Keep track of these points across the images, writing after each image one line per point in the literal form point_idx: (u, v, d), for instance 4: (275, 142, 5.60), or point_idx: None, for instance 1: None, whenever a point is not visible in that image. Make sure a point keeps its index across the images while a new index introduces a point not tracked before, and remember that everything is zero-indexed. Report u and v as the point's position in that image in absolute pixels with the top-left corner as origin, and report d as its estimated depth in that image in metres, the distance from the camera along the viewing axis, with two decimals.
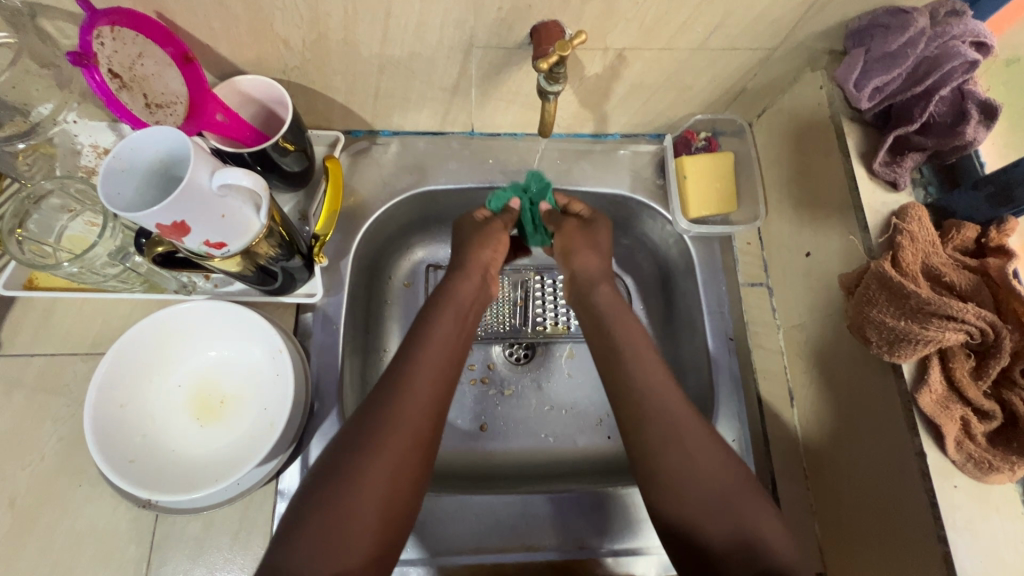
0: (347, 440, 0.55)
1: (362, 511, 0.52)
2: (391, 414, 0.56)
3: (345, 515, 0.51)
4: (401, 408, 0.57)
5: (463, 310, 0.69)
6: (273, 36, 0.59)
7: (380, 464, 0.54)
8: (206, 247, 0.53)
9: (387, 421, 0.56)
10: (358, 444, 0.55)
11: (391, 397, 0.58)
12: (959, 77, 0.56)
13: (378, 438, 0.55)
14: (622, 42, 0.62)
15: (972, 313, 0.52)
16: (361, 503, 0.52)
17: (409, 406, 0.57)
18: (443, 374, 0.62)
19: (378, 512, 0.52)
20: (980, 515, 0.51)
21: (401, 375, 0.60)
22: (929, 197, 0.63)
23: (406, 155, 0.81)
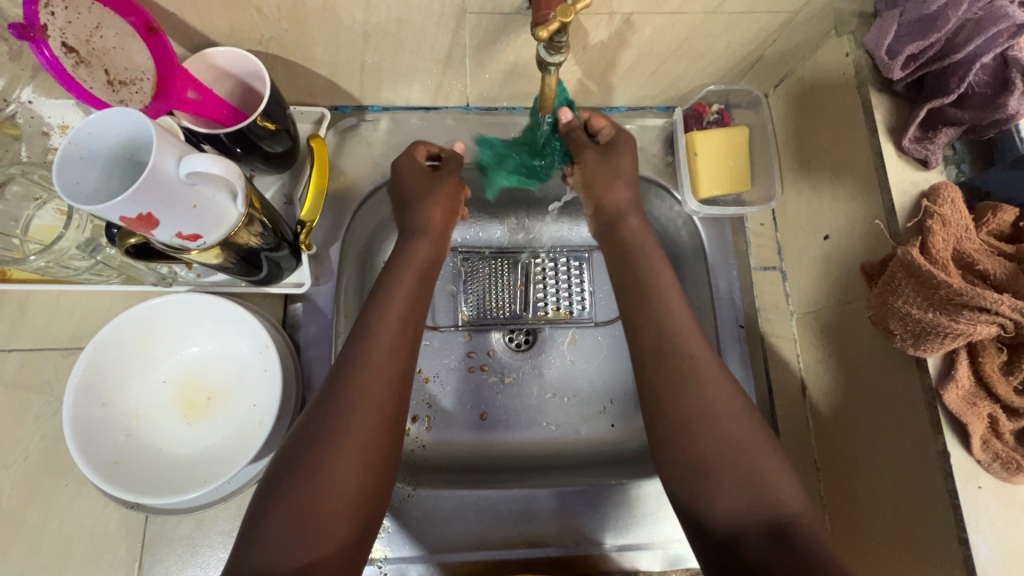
0: (311, 422, 0.51)
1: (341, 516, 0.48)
2: (359, 392, 0.52)
3: (318, 503, 0.47)
4: (368, 384, 0.53)
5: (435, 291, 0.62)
6: (244, 3, 0.54)
7: (350, 447, 0.50)
8: (179, 239, 0.49)
9: None
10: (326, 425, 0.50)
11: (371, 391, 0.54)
12: (1005, 42, 0.50)
13: (345, 418, 0.51)
14: (630, 6, 0.56)
15: (1007, 305, 0.47)
16: (332, 489, 0.48)
17: (377, 382, 0.53)
18: None
19: (355, 503, 0.49)
20: (1005, 516, 0.49)
21: None
22: (962, 175, 0.58)
23: (397, 132, 0.76)
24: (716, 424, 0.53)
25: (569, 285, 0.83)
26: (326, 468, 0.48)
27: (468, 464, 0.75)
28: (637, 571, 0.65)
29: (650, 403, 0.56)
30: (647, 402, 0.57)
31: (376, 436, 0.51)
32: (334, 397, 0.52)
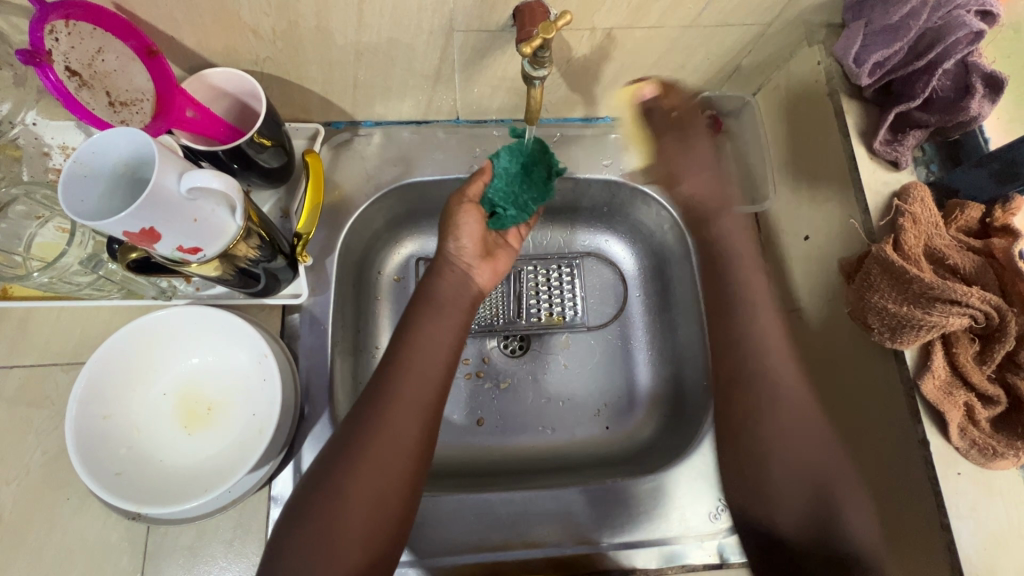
0: (337, 447, 0.55)
1: (349, 525, 0.50)
2: (382, 425, 0.55)
3: (338, 525, 0.50)
4: (390, 419, 0.56)
5: (439, 306, 0.66)
6: (240, 25, 0.56)
7: (370, 476, 0.53)
8: (179, 252, 0.51)
9: (372, 426, 0.55)
10: (350, 451, 0.54)
11: (378, 403, 0.56)
12: (964, 49, 0.53)
13: (367, 448, 0.54)
14: (610, 22, 0.59)
15: (977, 297, 0.50)
16: (346, 514, 0.51)
17: (402, 418, 0.56)
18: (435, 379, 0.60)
19: (365, 515, 0.51)
20: (984, 501, 0.50)
21: (389, 379, 0.59)
22: (931, 175, 0.60)
23: (389, 146, 0.78)
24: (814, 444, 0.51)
25: (561, 290, 0.85)
26: (348, 490, 0.52)
27: (467, 469, 0.76)
28: (635, 570, 0.65)
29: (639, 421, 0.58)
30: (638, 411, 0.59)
31: (383, 453, 0.54)
32: (361, 427, 0.55)
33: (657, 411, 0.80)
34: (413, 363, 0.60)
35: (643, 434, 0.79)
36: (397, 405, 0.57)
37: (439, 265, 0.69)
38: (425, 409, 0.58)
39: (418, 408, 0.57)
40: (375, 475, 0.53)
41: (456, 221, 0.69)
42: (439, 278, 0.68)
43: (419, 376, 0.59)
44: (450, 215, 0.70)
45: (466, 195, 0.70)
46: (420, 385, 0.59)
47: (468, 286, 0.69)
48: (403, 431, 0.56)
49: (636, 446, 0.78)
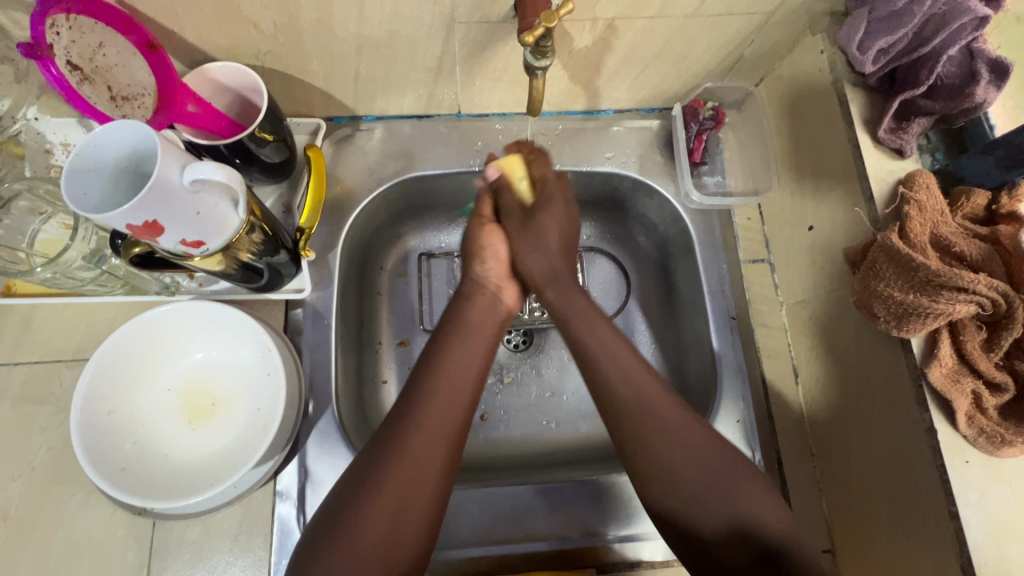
0: (359, 475, 0.55)
1: (371, 532, 0.51)
2: (406, 456, 0.55)
3: (359, 551, 0.50)
4: (415, 451, 0.55)
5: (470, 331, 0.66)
6: (241, 18, 0.56)
7: (391, 504, 0.53)
8: (182, 246, 0.51)
9: (406, 440, 0.56)
10: (372, 478, 0.54)
11: (409, 418, 0.58)
12: (969, 34, 0.53)
13: (399, 462, 0.55)
14: (612, 12, 0.59)
15: (984, 284, 0.50)
16: (368, 540, 0.51)
17: (425, 449, 0.56)
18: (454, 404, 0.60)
19: (389, 525, 0.52)
20: (993, 489, 0.50)
21: (420, 394, 0.59)
22: (936, 163, 0.60)
23: (391, 140, 0.78)
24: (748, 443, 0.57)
25: None
26: (376, 502, 0.53)
27: (471, 464, 0.75)
28: (640, 562, 0.65)
29: (650, 421, 0.58)
30: (620, 417, 0.59)
31: (416, 467, 0.55)
32: (385, 453, 0.55)
33: None
34: (442, 381, 0.61)
35: None
36: (429, 421, 0.58)
37: (467, 291, 0.71)
38: (455, 429, 0.59)
39: (448, 423, 0.58)
40: (405, 487, 0.54)
41: (482, 244, 0.72)
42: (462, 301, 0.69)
43: (450, 392, 0.60)
44: (473, 242, 0.73)
45: (484, 214, 0.73)
46: (445, 413, 0.59)
47: (497, 309, 0.70)
48: (432, 446, 0.56)
49: None
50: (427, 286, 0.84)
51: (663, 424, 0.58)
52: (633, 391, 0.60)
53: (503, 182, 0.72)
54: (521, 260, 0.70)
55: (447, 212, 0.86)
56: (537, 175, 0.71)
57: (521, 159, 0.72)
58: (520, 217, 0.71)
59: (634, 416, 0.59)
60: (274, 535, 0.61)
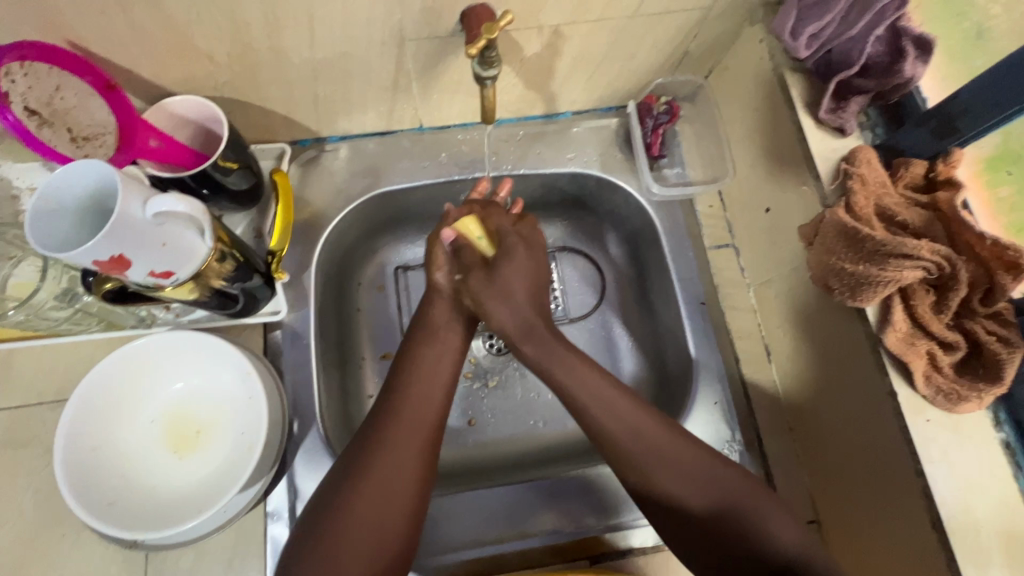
0: (336, 479, 0.56)
1: (343, 544, 0.52)
2: (378, 461, 0.55)
3: (335, 560, 0.51)
4: (388, 454, 0.56)
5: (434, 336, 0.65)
6: (195, 51, 0.58)
7: (364, 513, 0.53)
8: (152, 278, 0.52)
9: (373, 451, 0.56)
10: (344, 487, 0.54)
11: (375, 427, 0.58)
12: (893, 13, 0.55)
13: (367, 471, 0.55)
14: (556, 18, 0.62)
15: (927, 249, 0.52)
16: (345, 545, 0.52)
17: (398, 454, 0.56)
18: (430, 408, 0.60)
19: (364, 532, 0.53)
20: (954, 445, 0.52)
21: (385, 404, 0.60)
22: (877, 138, 0.62)
23: (357, 158, 0.79)
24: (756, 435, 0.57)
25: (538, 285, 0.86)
26: (347, 514, 0.53)
27: (462, 469, 0.76)
28: (631, 549, 0.66)
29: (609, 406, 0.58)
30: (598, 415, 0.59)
31: (385, 476, 0.55)
32: (352, 469, 0.55)
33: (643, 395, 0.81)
34: (411, 389, 0.61)
35: None
36: (395, 428, 0.58)
37: (429, 295, 0.68)
38: (429, 435, 0.59)
39: (416, 428, 0.58)
40: (377, 492, 0.54)
41: (442, 248, 0.66)
42: (432, 304, 0.67)
43: (416, 397, 0.60)
44: (434, 243, 0.67)
45: (438, 264, 0.66)
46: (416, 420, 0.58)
47: (463, 314, 0.67)
48: (402, 453, 0.56)
49: None
50: (406, 298, 0.86)
51: (636, 416, 0.58)
52: (609, 399, 0.58)
53: (461, 243, 0.65)
54: (488, 317, 0.62)
55: (419, 225, 0.88)
56: (492, 227, 0.65)
57: (475, 217, 0.66)
58: (483, 271, 0.62)
59: (605, 412, 0.59)
60: (268, 556, 0.62)
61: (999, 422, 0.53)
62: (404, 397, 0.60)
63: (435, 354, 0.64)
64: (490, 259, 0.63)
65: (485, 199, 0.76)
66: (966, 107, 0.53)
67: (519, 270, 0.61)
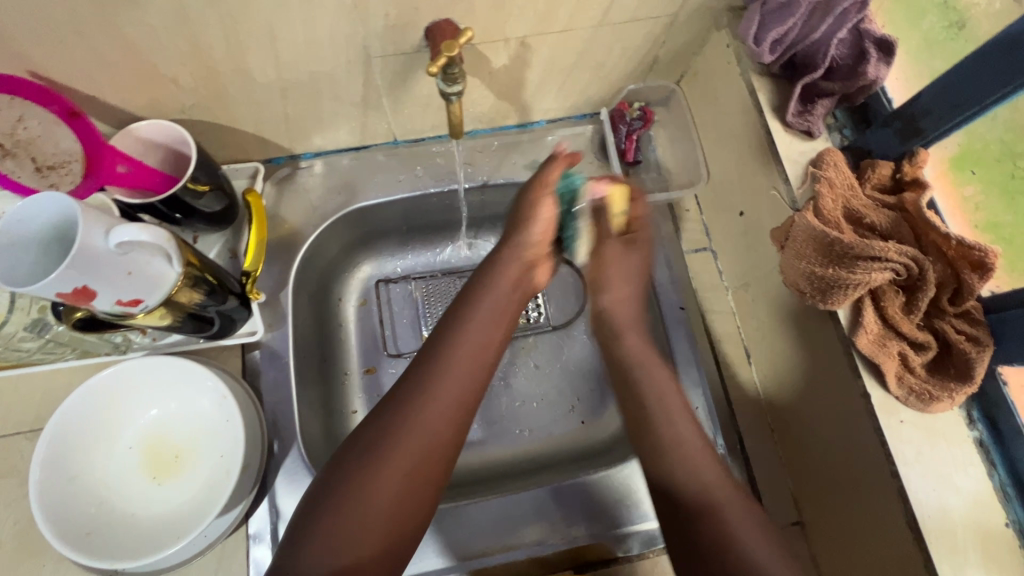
0: (364, 442, 0.49)
1: (368, 514, 0.46)
2: (412, 425, 0.49)
3: (353, 535, 0.45)
4: (423, 421, 0.50)
5: (501, 302, 0.58)
6: (159, 77, 0.58)
7: (392, 482, 0.47)
8: (120, 306, 0.52)
9: (409, 417, 0.50)
10: (372, 454, 0.48)
11: (409, 392, 0.51)
12: (854, 16, 0.56)
13: (397, 442, 0.48)
14: (522, 30, 0.62)
15: (895, 251, 0.52)
16: (369, 519, 0.46)
17: (437, 421, 0.50)
18: (472, 369, 0.53)
19: (390, 504, 0.47)
20: (928, 444, 0.52)
21: (424, 367, 0.52)
22: (845, 139, 0.62)
23: (332, 175, 0.79)
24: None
25: None
26: (372, 484, 0.47)
27: (448, 481, 0.77)
28: (616, 558, 0.67)
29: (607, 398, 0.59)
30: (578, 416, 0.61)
31: (422, 448, 0.49)
32: (372, 446, 0.48)
33: None
34: (451, 345, 0.54)
35: (613, 426, 0.80)
36: (437, 392, 0.51)
37: (507, 249, 0.61)
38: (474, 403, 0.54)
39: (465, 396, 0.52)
40: (406, 462, 0.48)
41: (531, 206, 0.62)
42: (496, 258, 0.61)
43: (465, 354, 0.54)
44: (526, 201, 0.63)
45: (546, 179, 0.63)
46: (446, 418, 0.51)
47: (527, 270, 0.61)
48: (439, 421, 0.50)
49: (610, 437, 0.80)
50: (388, 312, 0.86)
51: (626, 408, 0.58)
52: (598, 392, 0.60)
53: (603, 203, 0.65)
54: (602, 284, 0.64)
55: (399, 238, 0.88)
56: (638, 214, 0.66)
57: (629, 195, 0.65)
58: (620, 244, 0.65)
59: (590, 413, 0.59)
60: None
61: (972, 420, 0.54)
62: (451, 352, 0.54)
63: (483, 314, 0.57)
64: (626, 236, 0.66)
65: (589, 205, 0.66)
66: (928, 110, 0.54)
67: (615, 266, 0.64)
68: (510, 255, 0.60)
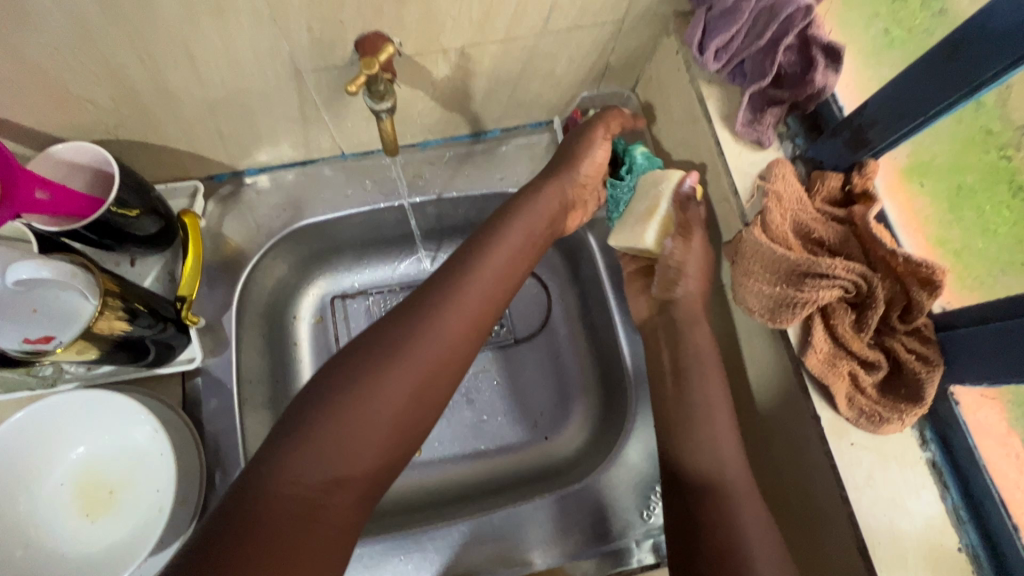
0: (387, 342, 0.51)
1: (379, 417, 0.48)
2: (435, 339, 0.52)
3: (362, 437, 0.47)
4: (441, 339, 0.52)
5: (540, 224, 0.64)
6: (74, 99, 0.55)
7: (408, 393, 0.50)
8: (31, 343, 0.51)
9: (430, 328, 0.52)
10: (393, 360, 0.50)
11: (434, 307, 0.54)
12: (801, 22, 0.53)
13: (413, 351, 0.51)
14: (459, 41, 0.59)
15: (842, 267, 0.50)
16: (376, 427, 0.48)
17: (451, 336, 0.53)
18: (497, 286, 0.58)
19: (402, 411, 0.49)
20: (879, 466, 0.51)
21: (447, 283, 0.56)
22: (797, 148, 0.60)
23: (278, 191, 0.76)
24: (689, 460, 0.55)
25: None
26: (385, 391, 0.49)
27: (406, 504, 0.74)
28: None
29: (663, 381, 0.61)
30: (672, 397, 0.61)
31: (441, 363, 0.52)
32: (393, 353, 0.50)
33: (589, 416, 0.79)
34: (478, 261, 0.58)
35: (576, 442, 0.78)
36: (457, 307, 0.54)
37: (536, 182, 0.65)
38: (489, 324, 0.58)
39: (483, 313, 0.56)
40: (420, 377, 0.50)
41: (592, 130, 0.67)
42: (537, 186, 0.65)
43: (483, 281, 0.57)
44: (587, 130, 0.68)
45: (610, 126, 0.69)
46: (468, 320, 0.54)
47: (545, 199, 0.64)
48: (457, 339, 0.53)
49: (573, 454, 0.77)
50: (345, 329, 0.84)
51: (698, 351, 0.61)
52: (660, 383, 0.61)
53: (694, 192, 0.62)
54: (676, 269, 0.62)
55: (354, 253, 0.85)
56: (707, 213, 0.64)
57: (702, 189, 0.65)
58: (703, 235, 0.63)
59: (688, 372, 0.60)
60: None
61: (925, 440, 0.52)
62: (479, 271, 0.57)
63: (514, 237, 0.61)
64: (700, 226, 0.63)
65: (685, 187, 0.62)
66: (874, 119, 0.52)
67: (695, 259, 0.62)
68: (537, 196, 0.64)
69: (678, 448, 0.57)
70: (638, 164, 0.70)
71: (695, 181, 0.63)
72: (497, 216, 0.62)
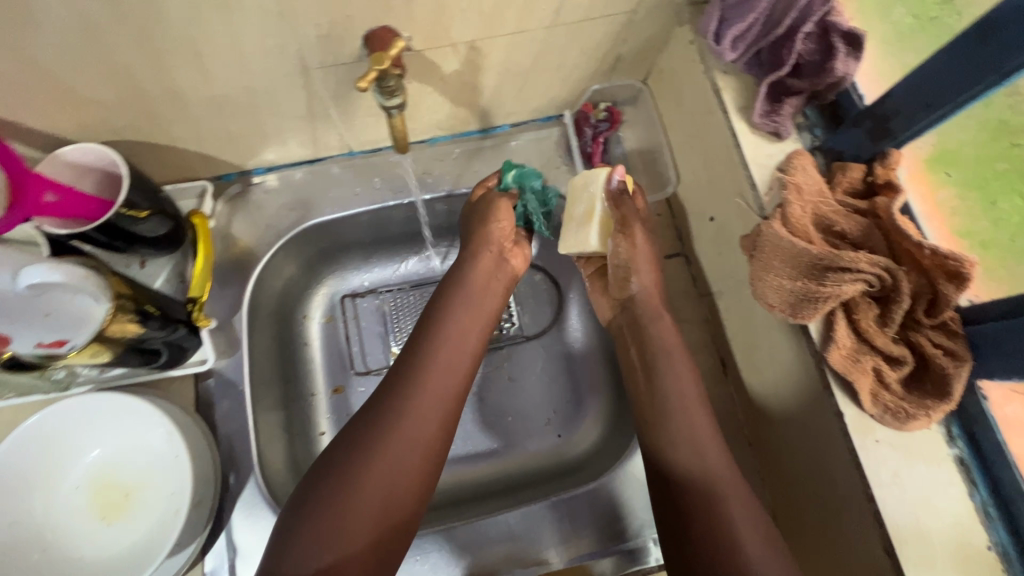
0: (362, 432, 0.54)
1: (364, 503, 0.50)
2: (407, 419, 0.54)
3: (348, 527, 0.49)
4: (415, 418, 0.54)
5: (480, 292, 0.66)
6: (81, 99, 0.54)
7: (386, 475, 0.51)
8: (45, 347, 0.51)
9: (401, 408, 0.55)
10: (366, 447, 0.52)
11: (404, 387, 0.56)
12: (820, 8, 0.51)
13: (385, 439, 0.53)
14: (469, 35, 0.58)
15: (866, 261, 0.49)
16: (362, 513, 0.50)
17: (423, 414, 0.55)
18: (462, 362, 0.60)
19: (385, 494, 0.51)
20: (905, 463, 0.50)
21: (415, 362, 0.59)
22: (816, 139, 0.59)
23: (286, 190, 0.76)
24: (704, 463, 0.55)
25: None
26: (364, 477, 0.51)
27: None
28: None
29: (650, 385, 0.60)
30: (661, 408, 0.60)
31: (418, 442, 0.54)
32: (369, 438, 0.53)
33: (603, 413, 0.78)
34: (444, 343, 0.61)
35: (591, 439, 0.77)
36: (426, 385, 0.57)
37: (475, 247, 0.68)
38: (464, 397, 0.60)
39: (455, 387, 0.58)
40: (397, 459, 0.52)
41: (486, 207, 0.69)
42: (478, 255, 0.68)
43: (447, 356, 0.60)
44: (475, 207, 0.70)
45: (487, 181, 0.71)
46: (442, 386, 0.57)
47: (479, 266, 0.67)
48: (429, 416, 0.55)
49: (588, 451, 0.77)
50: (355, 327, 0.83)
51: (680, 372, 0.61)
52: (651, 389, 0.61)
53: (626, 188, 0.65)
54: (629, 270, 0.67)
55: (363, 251, 0.84)
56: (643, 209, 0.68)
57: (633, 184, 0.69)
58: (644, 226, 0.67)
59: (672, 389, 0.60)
60: None
61: (952, 437, 0.51)
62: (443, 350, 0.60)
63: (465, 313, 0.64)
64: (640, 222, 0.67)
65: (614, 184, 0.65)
66: (898, 109, 0.51)
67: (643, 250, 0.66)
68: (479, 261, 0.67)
69: (697, 447, 0.56)
70: (527, 175, 0.70)
71: (622, 176, 0.66)
72: (443, 294, 0.65)
